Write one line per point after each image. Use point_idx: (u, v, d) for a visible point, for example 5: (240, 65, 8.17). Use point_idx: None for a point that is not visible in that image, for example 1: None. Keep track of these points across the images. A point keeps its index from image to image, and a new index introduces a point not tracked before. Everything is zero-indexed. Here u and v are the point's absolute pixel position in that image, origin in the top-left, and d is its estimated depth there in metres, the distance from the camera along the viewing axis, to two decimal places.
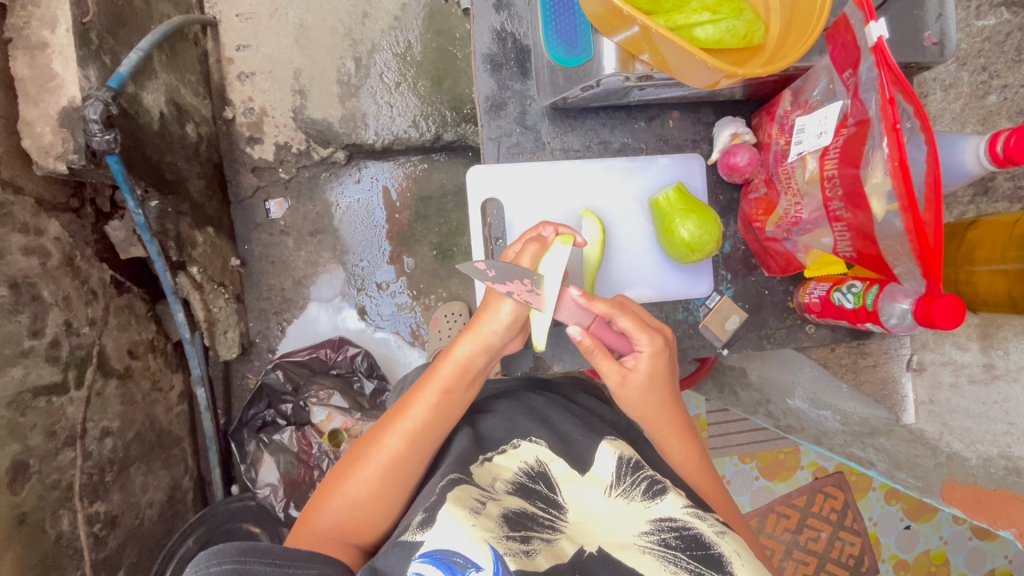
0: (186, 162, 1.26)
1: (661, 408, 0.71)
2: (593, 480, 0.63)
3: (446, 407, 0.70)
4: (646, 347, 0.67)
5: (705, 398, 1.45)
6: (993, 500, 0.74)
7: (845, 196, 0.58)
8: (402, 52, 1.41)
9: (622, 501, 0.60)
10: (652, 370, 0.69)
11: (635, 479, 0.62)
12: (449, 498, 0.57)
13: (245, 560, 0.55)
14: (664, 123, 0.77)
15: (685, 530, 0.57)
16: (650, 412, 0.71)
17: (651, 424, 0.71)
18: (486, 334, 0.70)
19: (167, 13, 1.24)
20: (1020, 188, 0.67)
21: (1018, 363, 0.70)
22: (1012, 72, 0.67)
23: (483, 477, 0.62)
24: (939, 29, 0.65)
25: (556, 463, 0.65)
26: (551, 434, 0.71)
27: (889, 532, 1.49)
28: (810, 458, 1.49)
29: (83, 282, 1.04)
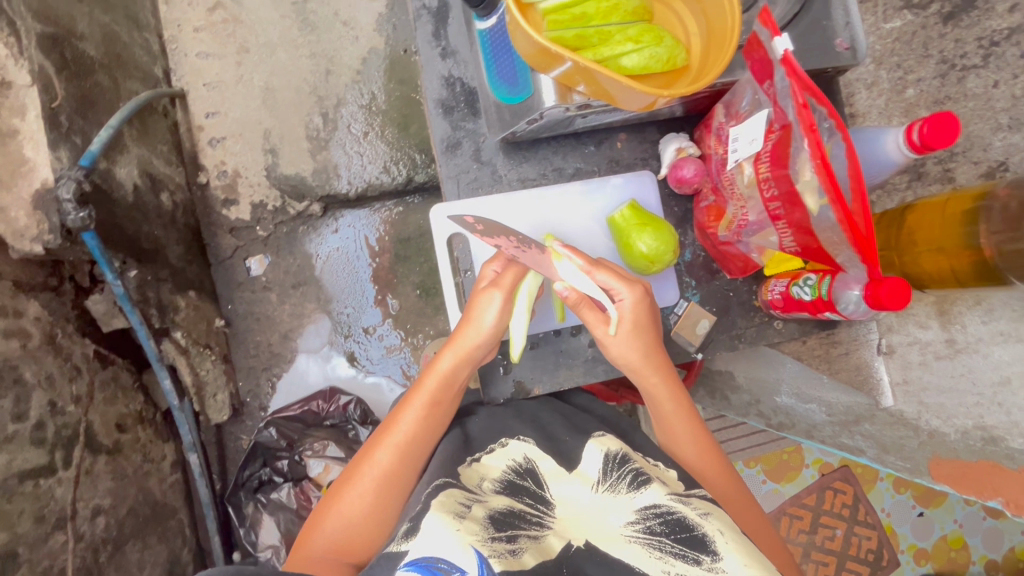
0: (163, 231, 1.28)
1: (647, 356, 0.72)
2: (580, 477, 0.64)
3: (432, 418, 0.73)
4: (626, 296, 0.68)
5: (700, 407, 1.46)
6: (974, 472, 0.77)
7: (781, 196, 0.61)
8: (367, 103, 1.47)
9: (608, 494, 0.61)
10: (637, 317, 0.69)
11: (620, 473, 0.63)
12: (434, 505, 0.58)
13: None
14: (612, 145, 0.81)
15: (669, 515, 0.57)
16: (636, 361, 0.72)
17: (640, 374, 0.72)
18: (467, 343, 0.72)
19: (136, 89, 1.29)
20: (947, 170, 0.72)
21: (976, 335, 0.74)
22: (923, 66, 0.73)
23: (470, 478, 0.64)
24: (849, 36, 0.70)
25: (542, 460, 0.67)
26: (537, 434, 0.72)
27: (902, 522, 1.49)
28: (813, 456, 1.49)
29: (65, 360, 1.04)
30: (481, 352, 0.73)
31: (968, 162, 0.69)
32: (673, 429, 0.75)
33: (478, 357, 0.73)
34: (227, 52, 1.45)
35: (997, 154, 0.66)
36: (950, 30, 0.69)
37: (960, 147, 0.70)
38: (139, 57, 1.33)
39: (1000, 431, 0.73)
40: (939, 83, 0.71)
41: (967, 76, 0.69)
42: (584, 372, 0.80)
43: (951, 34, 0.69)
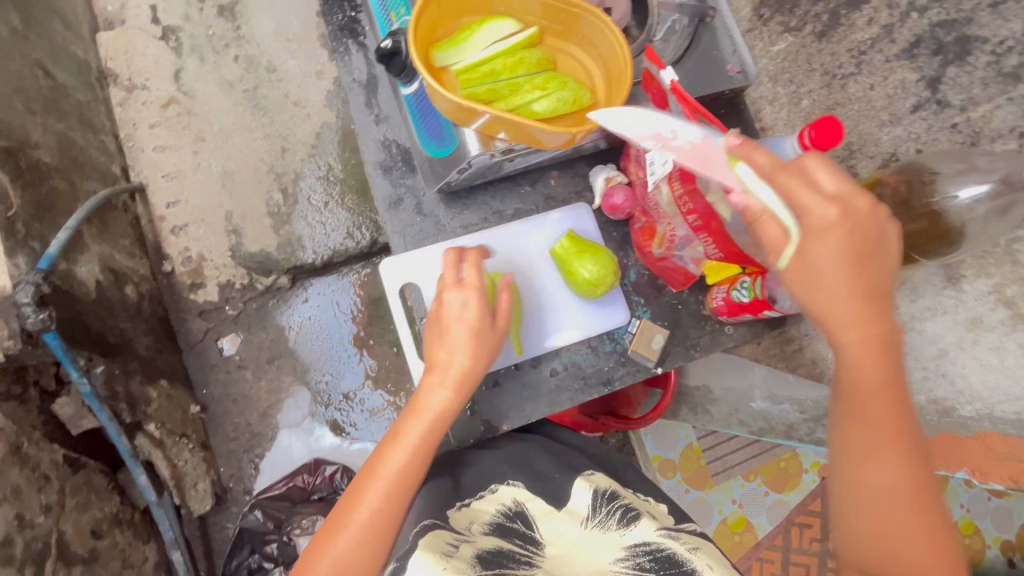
0: (129, 323, 1.28)
1: (848, 306, 0.55)
2: (569, 514, 0.65)
3: (424, 452, 0.70)
4: (817, 217, 0.52)
5: (691, 426, 1.48)
6: (940, 446, 0.78)
7: (698, 209, 0.66)
8: (324, 174, 1.52)
9: (597, 530, 0.62)
10: (831, 249, 0.53)
11: (609, 509, 0.65)
12: (422, 545, 0.58)
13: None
14: (546, 183, 0.86)
15: (658, 552, 0.58)
16: (828, 311, 0.55)
17: (830, 328, 0.56)
18: (456, 374, 0.70)
19: (94, 188, 1.33)
20: (850, 166, 0.77)
21: (909, 314, 0.76)
22: (810, 79, 0.80)
23: (459, 521, 0.64)
24: (739, 61, 0.78)
25: (532, 502, 0.68)
26: (524, 476, 0.74)
27: None
28: (811, 460, 1.46)
29: (32, 469, 1.01)
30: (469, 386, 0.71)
31: (865, 158, 0.75)
32: (866, 408, 0.57)
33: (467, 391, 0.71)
34: (183, 143, 1.51)
35: (887, 147, 0.72)
36: (824, 46, 0.76)
37: (854, 146, 0.76)
38: (96, 158, 1.37)
39: (951, 402, 0.74)
40: (826, 91, 0.78)
41: (847, 82, 0.75)
42: (549, 404, 0.81)
43: (825, 49, 0.76)
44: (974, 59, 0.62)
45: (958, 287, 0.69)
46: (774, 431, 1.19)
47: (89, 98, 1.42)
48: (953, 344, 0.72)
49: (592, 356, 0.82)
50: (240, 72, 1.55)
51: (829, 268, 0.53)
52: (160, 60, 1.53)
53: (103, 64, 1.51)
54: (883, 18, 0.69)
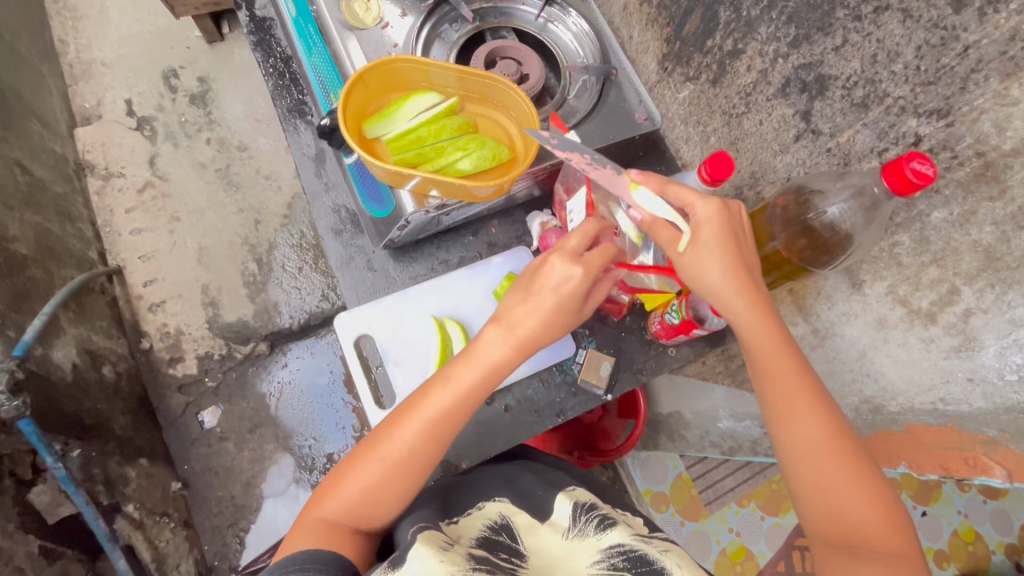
0: (106, 403, 1.30)
1: (735, 276, 0.63)
2: (552, 525, 0.67)
3: (448, 420, 0.67)
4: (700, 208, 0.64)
5: (679, 455, 1.49)
6: (876, 443, 0.84)
7: None
8: (298, 241, 1.60)
9: (577, 538, 0.64)
10: (711, 230, 0.63)
11: (588, 517, 0.67)
12: (417, 539, 0.59)
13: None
14: (488, 232, 0.93)
15: (632, 553, 0.61)
16: (718, 283, 0.63)
17: (722, 303, 0.64)
18: (497, 360, 0.67)
19: (71, 274, 1.38)
20: (758, 194, 0.87)
21: (829, 320, 0.82)
22: (712, 120, 0.90)
23: (450, 531, 0.65)
24: (645, 111, 0.89)
25: (518, 516, 0.70)
26: (509, 493, 0.74)
27: None
28: None
29: (7, 560, 0.98)
30: (497, 358, 0.67)
31: (767, 184, 0.84)
32: (777, 381, 0.64)
33: (497, 366, 0.67)
34: (159, 224, 1.58)
35: (783, 173, 0.81)
36: (718, 90, 0.86)
37: (759, 176, 0.86)
38: (73, 245, 1.43)
39: (878, 400, 0.81)
40: (727, 129, 0.88)
41: (742, 120, 0.84)
42: (506, 439, 0.84)
43: (719, 93, 0.86)
44: (832, 94, 0.69)
45: (861, 291, 0.75)
46: (744, 449, 1.22)
47: (67, 189, 1.50)
48: (869, 345, 0.77)
49: (544, 389, 0.87)
50: (212, 154, 1.65)
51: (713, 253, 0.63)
52: (136, 149, 1.63)
53: (80, 158, 1.60)
54: (758, 65, 0.78)
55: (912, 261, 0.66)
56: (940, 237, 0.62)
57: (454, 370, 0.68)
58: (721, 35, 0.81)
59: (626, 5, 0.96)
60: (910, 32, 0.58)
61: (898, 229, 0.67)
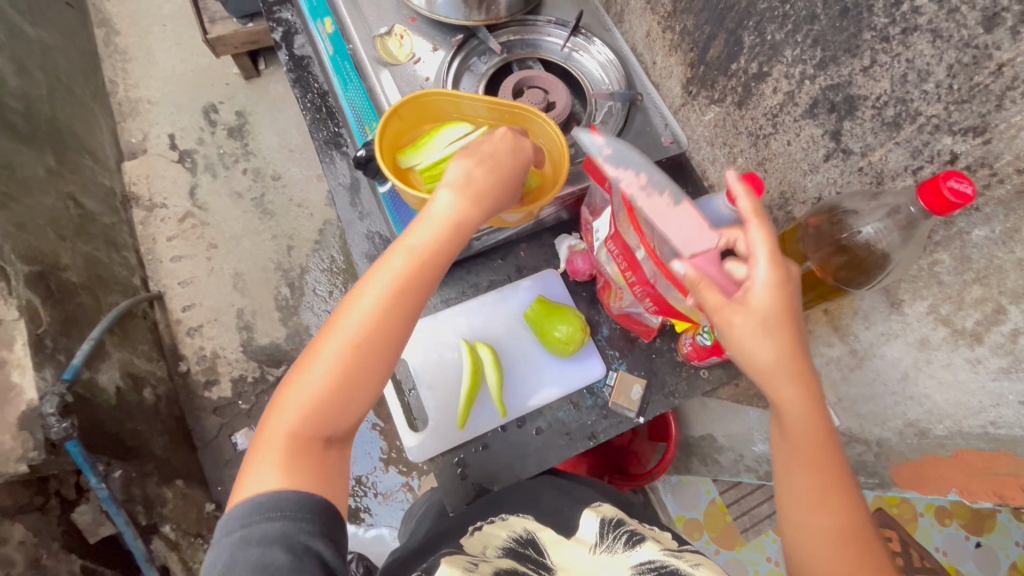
0: (146, 425, 1.34)
1: (784, 364, 0.55)
2: (578, 540, 0.67)
3: (389, 302, 0.59)
4: (763, 269, 0.54)
5: (712, 480, 1.45)
6: (926, 468, 0.81)
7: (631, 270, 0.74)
8: (329, 265, 1.65)
9: (606, 554, 0.64)
10: (772, 304, 0.54)
11: (616, 534, 0.67)
12: (444, 562, 0.63)
13: (251, 521, 0.53)
14: (517, 255, 0.94)
15: (664, 570, 0.60)
16: (767, 363, 0.56)
17: (767, 382, 0.57)
18: (435, 247, 0.62)
19: (116, 300, 1.45)
20: (789, 213, 0.86)
21: (868, 341, 0.80)
22: (739, 141, 0.90)
23: (474, 547, 0.67)
24: (670, 134, 0.92)
25: (542, 530, 0.69)
26: (533, 508, 0.74)
27: (963, 559, 1.43)
28: None
29: None
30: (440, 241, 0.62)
31: (799, 204, 0.84)
32: (807, 460, 0.58)
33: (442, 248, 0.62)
34: (198, 251, 1.65)
35: (814, 192, 0.80)
36: (744, 112, 0.87)
37: (789, 195, 0.85)
38: (119, 273, 1.51)
39: (925, 423, 0.77)
40: (755, 149, 0.88)
41: (770, 141, 0.84)
42: (537, 462, 0.83)
43: (746, 115, 0.87)
44: (861, 114, 0.69)
45: (901, 311, 0.73)
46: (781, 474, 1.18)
47: (114, 220, 1.58)
48: (911, 366, 0.75)
49: (575, 411, 0.86)
50: (248, 183, 1.72)
51: (769, 322, 0.54)
52: (178, 180, 1.72)
53: (127, 190, 1.69)
54: (784, 86, 0.78)
55: (953, 280, 0.65)
56: (981, 255, 0.61)
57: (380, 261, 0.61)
58: (746, 59, 0.82)
59: (649, 32, 0.98)
60: (941, 52, 0.58)
61: (937, 247, 0.65)
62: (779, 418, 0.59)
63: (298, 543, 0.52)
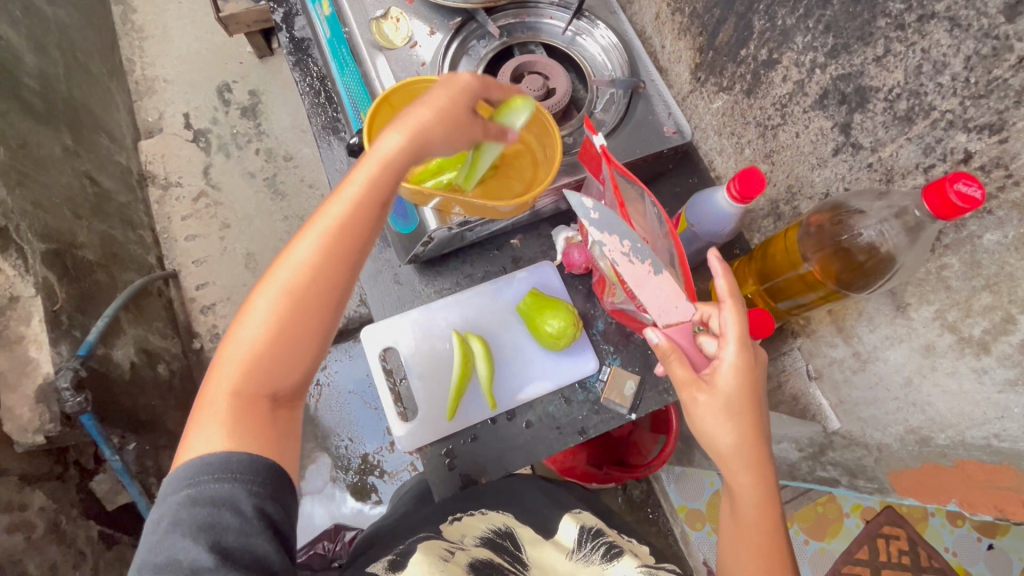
0: (160, 399, 1.38)
1: (741, 447, 0.62)
2: (557, 544, 0.70)
3: (327, 248, 0.58)
4: (731, 355, 0.60)
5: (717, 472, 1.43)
6: (927, 474, 0.78)
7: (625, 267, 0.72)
8: None
9: (582, 563, 0.67)
10: (736, 389, 0.61)
11: (594, 544, 0.69)
12: (420, 549, 0.64)
13: (200, 480, 0.53)
14: (513, 246, 0.93)
15: None
16: (728, 444, 0.62)
17: (727, 461, 0.63)
18: (380, 192, 0.58)
19: (131, 278, 1.48)
20: (795, 208, 0.83)
21: (871, 344, 0.77)
22: (748, 131, 0.86)
23: (453, 533, 0.69)
24: (674, 123, 0.86)
25: (522, 528, 0.72)
26: (514, 507, 0.76)
27: (975, 560, 1.41)
28: (851, 503, 1.43)
29: (68, 545, 1.06)
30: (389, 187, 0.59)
31: (805, 199, 0.80)
32: (754, 542, 0.63)
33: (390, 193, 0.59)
34: (211, 230, 1.67)
35: (821, 188, 0.77)
36: (753, 101, 0.83)
37: (796, 189, 0.82)
38: (134, 251, 1.54)
39: (928, 432, 0.74)
40: (763, 140, 0.84)
41: (778, 132, 0.80)
42: (526, 455, 0.83)
43: (755, 104, 0.83)
44: (873, 107, 0.65)
45: (906, 315, 0.70)
46: (782, 472, 1.16)
47: (130, 198, 1.61)
48: (915, 372, 0.72)
49: (566, 406, 0.85)
50: (261, 163, 1.73)
51: (733, 404, 0.61)
52: (192, 159, 1.73)
53: (143, 168, 1.72)
54: (794, 75, 0.74)
55: (962, 286, 0.61)
56: (992, 261, 0.57)
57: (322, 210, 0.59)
58: (755, 44, 0.78)
59: (658, 15, 0.94)
60: (958, 42, 0.54)
61: (946, 251, 0.62)
62: (734, 497, 0.65)
63: (246, 506, 0.53)
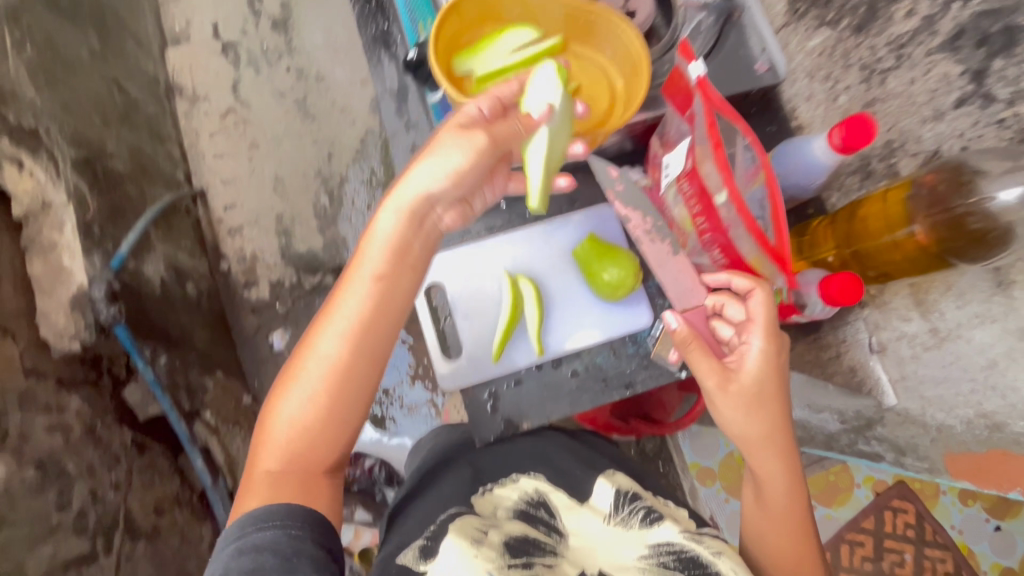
0: (189, 318, 1.38)
1: (766, 428, 0.68)
2: (592, 509, 0.68)
3: (367, 312, 0.64)
4: (755, 341, 0.67)
5: None
6: (992, 462, 0.77)
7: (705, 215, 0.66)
8: (368, 177, 1.59)
9: (620, 527, 0.65)
10: (761, 373, 0.67)
11: (632, 508, 0.67)
12: (451, 529, 0.60)
13: (245, 533, 0.57)
14: (570, 186, 0.87)
15: (682, 553, 0.61)
16: (753, 428, 0.68)
17: (752, 446, 0.69)
18: (410, 251, 0.64)
19: (160, 194, 1.44)
20: (891, 165, 0.75)
21: (955, 321, 0.71)
22: (848, 75, 0.77)
23: (484, 507, 0.67)
24: (767, 59, 0.78)
25: (556, 493, 0.71)
26: (545, 469, 0.74)
27: (979, 539, 1.34)
28: (862, 474, 1.38)
29: (105, 449, 1.09)
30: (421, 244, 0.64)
31: (907, 155, 0.72)
32: (779, 516, 0.70)
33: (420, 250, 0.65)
34: (239, 150, 1.61)
35: (929, 144, 0.68)
36: (862, 40, 0.73)
37: (897, 143, 0.73)
38: (163, 166, 1.49)
39: (1001, 416, 0.71)
40: (865, 87, 0.75)
41: (887, 77, 0.71)
42: (570, 404, 0.81)
43: (863, 43, 0.73)
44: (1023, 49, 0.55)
45: (1006, 294, 0.64)
46: (815, 442, 1.13)
47: (158, 110, 1.54)
48: (1003, 354, 0.67)
49: (614, 357, 0.82)
50: (291, 83, 1.64)
51: (758, 391, 0.67)
52: (220, 73, 1.64)
53: (170, 80, 1.63)
54: (922, 9, 0.64)
55: None
56: None
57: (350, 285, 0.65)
58: None
59: None
60: None
61: None
62: (759, 478, 0.71)
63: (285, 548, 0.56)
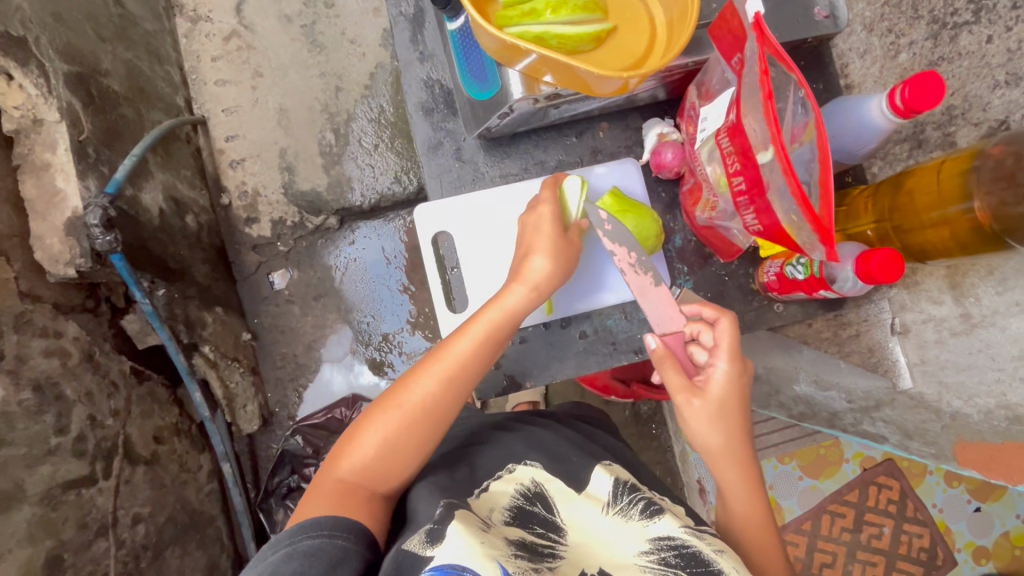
0: (189, 251, 1.34)
1: (727, 446, 0.67)
2: (589, 498, 0.65)
3: (462, 361, 0.68)
4: (721, 362, 0.66)
5: None
6: (1002, 453, 0.73)
7: (744, 174, 0.60)
8: (377, 116, 1.52)
9: (619, 518, 0.62)
10: (724, 394, 0.67)
11: (631, 499, 0.65)
12: (456, 517, 0.57)
13: (295, 540, 0.57)
14: (594, 135, 0.82)
15: (683, 548, 0.58)
16: (716, 446, 0.67)
17: (714, 462, 0.68)
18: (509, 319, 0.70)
19: (159, 118, 1.37)
20: (948, 134, 0.68)
21: (991, 307, 0.67)
22: (914, 29, 0.69)
23: (480, 508, 0.63)
24: (827, 5, 0.77)
25: (552, 483, 0.67)
26: (542, 456, 0.72)
27: (958, 518, 1.35)
28: (853, 449, 1.38)
29: (103, 376, 1.08)
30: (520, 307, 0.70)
31: (967, 125, 0.65)
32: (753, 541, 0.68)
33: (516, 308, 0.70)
34: (243, 78, 1.52)
35: (997, 113, 0.62)
36: None
37: (958, 109, 0.67)
38: (162, 89, 1.41)
39: None
40: (931, 45, 0.67)
41: (959, 33, 0.63)
42: (575, 365, 0.79)
43: None
44: None
45: None
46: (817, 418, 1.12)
47: (157, 27, 1.44)
48: None
49: (626, 321, 0.80)
50: (299, 7, 1.53)
51: (722, 410, 0.66)
52: None
53: None
54: None
55: None
56: None
57: (452, 340, 0.70)
58: None
59: None
60: None
61: None
62: (723, 498, 0.70)
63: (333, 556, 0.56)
